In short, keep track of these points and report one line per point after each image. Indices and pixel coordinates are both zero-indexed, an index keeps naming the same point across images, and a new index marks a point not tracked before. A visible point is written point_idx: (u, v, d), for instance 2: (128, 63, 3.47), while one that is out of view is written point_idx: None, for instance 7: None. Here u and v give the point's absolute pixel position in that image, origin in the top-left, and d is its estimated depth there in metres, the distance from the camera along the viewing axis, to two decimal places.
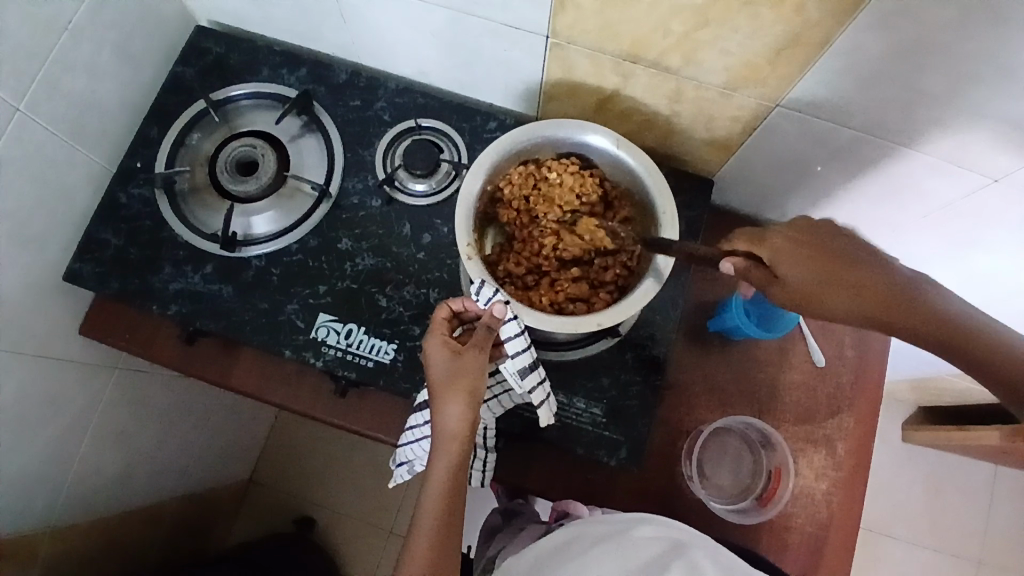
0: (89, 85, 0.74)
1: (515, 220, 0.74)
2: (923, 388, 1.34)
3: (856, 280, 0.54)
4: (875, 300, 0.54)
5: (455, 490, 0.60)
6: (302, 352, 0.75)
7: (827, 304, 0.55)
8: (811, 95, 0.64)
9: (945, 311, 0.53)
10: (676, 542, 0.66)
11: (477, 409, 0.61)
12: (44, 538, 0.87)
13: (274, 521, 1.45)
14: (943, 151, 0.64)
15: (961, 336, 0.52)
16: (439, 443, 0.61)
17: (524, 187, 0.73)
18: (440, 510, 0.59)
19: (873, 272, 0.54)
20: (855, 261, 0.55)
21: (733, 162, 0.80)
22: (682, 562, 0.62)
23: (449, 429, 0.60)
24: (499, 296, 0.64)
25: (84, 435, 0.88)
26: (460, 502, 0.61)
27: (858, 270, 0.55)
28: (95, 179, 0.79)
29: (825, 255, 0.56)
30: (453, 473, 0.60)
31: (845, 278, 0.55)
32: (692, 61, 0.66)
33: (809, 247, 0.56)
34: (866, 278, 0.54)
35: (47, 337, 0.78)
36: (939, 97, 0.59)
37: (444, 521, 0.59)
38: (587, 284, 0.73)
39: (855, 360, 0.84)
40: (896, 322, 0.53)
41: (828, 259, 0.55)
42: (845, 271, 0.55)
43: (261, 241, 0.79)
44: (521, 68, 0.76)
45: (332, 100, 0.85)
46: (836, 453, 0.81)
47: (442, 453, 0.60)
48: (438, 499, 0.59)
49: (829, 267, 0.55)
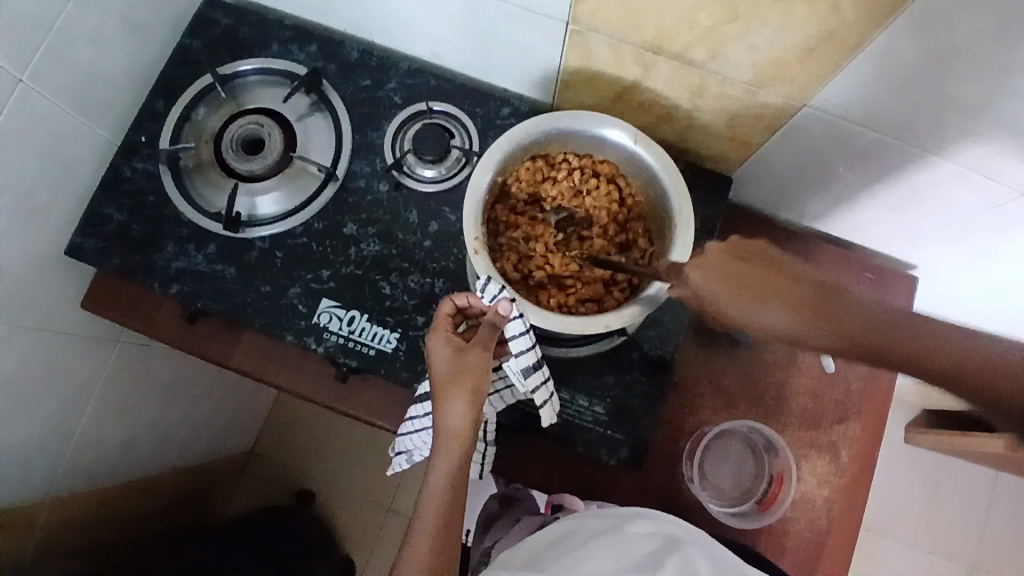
0: (94, 56, 0.72)
1: (519, 223, 0.73)
2: (930, 393, 1.33)
3: (771, 301, 0.54)
4: (804, 320, 0.53)
5: (455, 488, 0.60)
6: (303, 337, 0.74)
7: (757, 324, 0.55)
8: (839, 97, 0.62)
9: (885, 321, 0.51)
10: (669, 538, 0.64)
11: (479, 409, 0.60)
12: (43, 507, 0.88)
13: (274, 494, 1.47)
14: (971, 160, 0.62)
15: (893, 342, 0.50)
16: (439, 441, 0.60)
17: (528, 189, 0.72)
18: (441, 509, 0.60)
19: (786, 289, 0.54)
20: (766, 282, 0.55)
21: (752, 160, 0.77)
22: (676, 558, 0.59)
23: (450, 429, 0.60)
24: (505, 293, 0.62)
25: (84, 408, 0.89)
26: (461, 499, 0.61)
27: (767, 289, 0.55)
28: (99, 153, 0.78)
29: (742, 280, 0.56)
30: (453, 472, 0.60)
31: (763, 298, 0.55)
32: (716, 55, 0.63)
33: (725, 273, 0.57)
34: (784, 297, 0.54)
35: (50, 311, 0.78)
36: (971, 105, 0.56)
37: (444, 522, 0.59)
38: (599, 283, 0.71)
39: (865, 367, 0.82)
40: (833, 341, 0.52)
41: (743, 281, 0.56)
42: (759, 292, 0.55)
43: (265, 223, 0.77)
44: (538, 54, 0.73)
45: (342, 79, 0.82)
46: (840, 460, 0.80)
47: (443, 451, 0.60)
48: (438, 498, 0.60)
49: (744, 291, 0.56)
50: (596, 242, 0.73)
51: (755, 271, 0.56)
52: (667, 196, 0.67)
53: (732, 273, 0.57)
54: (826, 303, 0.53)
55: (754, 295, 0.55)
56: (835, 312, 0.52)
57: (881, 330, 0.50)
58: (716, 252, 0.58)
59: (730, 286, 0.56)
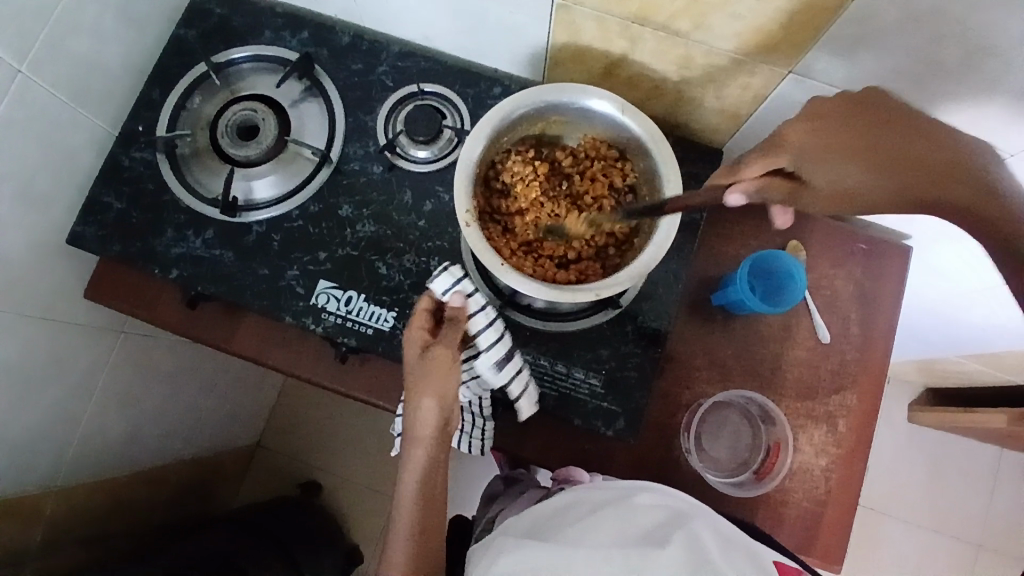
0: (88, 47, 0.73)
1: (514, 177, 0.73)
2: (931, 371, 1.32)
3: (895, 154, 0.58)
4: (944, 177, 0.56)
5: (430, 482, 0.63)
6: (302, 317, 0.76)
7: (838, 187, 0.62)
8: (825, 63, 0.62)
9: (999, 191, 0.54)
10: (675, 513, 0.62)
11: (448, 403, 0.63)
12: (51, 496, 0.89)
13: (280, 485, 1.48)
14: (955, 123, 0.63)
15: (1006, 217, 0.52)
16: (411, 437, 0.63)
17: (540, 152, 0.75)
18: (415, 506, 0.62)
19: (894, 143, 0.58)
20: (878, 146, 0.59)
21: (742, 132, 0.78)
22: (682, 533, 0.58)
23: (420, 424, 0.62)
24: (460, 287, 0.67)
25: (89, 398, 0.90)
26: (435, 496, 0.64)
27: (884, 141, 0.59)
28: (97, 143, 0.79)
29: (863, 136, 0.60)
30: (424, 468, 0.63)
31: (857, 158, 0.60)
32: (700, 25, 0.63)
33: (849, 132, 0.60)
34: (893, 152, 0.59)
35: (51, 299, 0.79)
36: (953, 64, 0.56)
37: (420, 516, 0.62)
38: (542, 255, 0.73)
39: (860, 338, 0.83)
40: (951, 197, 0.56)
41: (857, 137, 0.60)
42: (870, 150, 0.59)
43: (262, 207, 0.78)
44: (527, 31, 0.74)
45: (334, 63, 0.83)
46: (837, 430, 0.80)
47: (414, 448, 0.63)
48: (412, 496, 0.63)
49: (856, 145, 0.60)
50: (571, 228, 0.74)
51: (883, 124, 0.59)
52: (656, 167, 0.68)
53: (846, 130, 0.60)
54: (948, 168, 0.56)
55: (867, 152, 0.60)
56: (955, 176, 0.56)
57: (992, 204, 0.53)
58: (828, 110, 0.61)
59: (841, 136, 0.60)
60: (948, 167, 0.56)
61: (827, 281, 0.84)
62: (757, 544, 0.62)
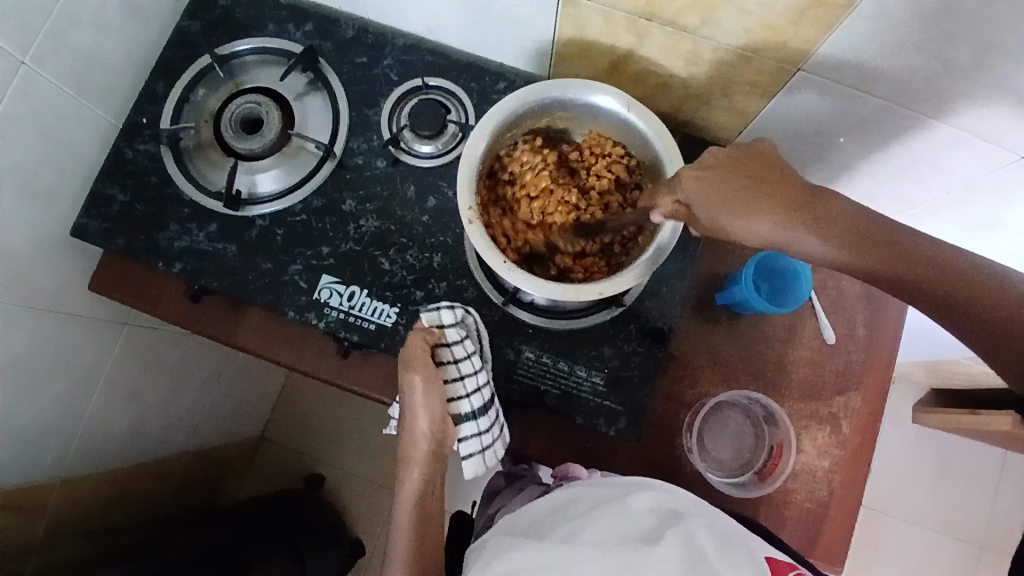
0: (92, 39, 0.73)
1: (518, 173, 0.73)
2: (938, 371, 1.31)
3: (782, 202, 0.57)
4: (827, 227, 0.56)
5: (425, 501, 0.68)
6: (304, 312, 0.75)
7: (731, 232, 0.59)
8: (834, 61, 0.61)
9: (896, 236, 0.56)
10: (676, 512, 0.62)
11: (442, 429, 0.67)
12: (56, 486, 0.90)
13: (284, 478, 1.49)
14: (965, 123, 0.62)
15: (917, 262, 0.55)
16: (406, 459, 0.68)
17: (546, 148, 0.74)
18: (412, 526, 0.68)
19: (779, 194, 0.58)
20: (764, 192, 0.58)
21: (749, 130, 0.77)
22: (681, 532, 0.57)
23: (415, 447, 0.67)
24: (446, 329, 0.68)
25: (94, 390, 0.91)
26: (431, 513, 0.69)
27: (769, 189, 0.58)
28: (100, 135, 0.79)
29: (739, 191, 0.59)
30: (421, 489, 0.68)
31: (748, 203, 0.58)
32: (708, 21, 0.62)
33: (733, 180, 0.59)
34: (777, 201, 0.57)
35: (56, 292, 0.79)
36: (965, 64, 0.55)
37: (419, 534, 0.67)
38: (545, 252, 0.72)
39: (866, 339, 0.82)
40: (839, 246, 0.56)
41: (740, 187, 0.59)
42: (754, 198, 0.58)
43: (265, 201, 0.78)
44: (532, 25, 0.73)
45: (338, 56, 0.83)
46: (841, 432, 0.80)
47: (411, 471, 0.68)
48: (409, 516, 0.68)
49: (742, 192, 0.58)
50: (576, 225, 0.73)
51: (753, 181, 0.59)
52: (662, 165, 0.67)
53: (732, 181, 0.59)
54: (832, 216, 0.57)
55: (760, 198, 0.58)
56: (843, 225, 0.56)
57: (900, 249, 0.56)
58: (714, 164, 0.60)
59: (725, 183, 0.59)
60: (832, 216, 0.57)
61: (832, 281, 0.83)
62: (758, 545, 0.61)
